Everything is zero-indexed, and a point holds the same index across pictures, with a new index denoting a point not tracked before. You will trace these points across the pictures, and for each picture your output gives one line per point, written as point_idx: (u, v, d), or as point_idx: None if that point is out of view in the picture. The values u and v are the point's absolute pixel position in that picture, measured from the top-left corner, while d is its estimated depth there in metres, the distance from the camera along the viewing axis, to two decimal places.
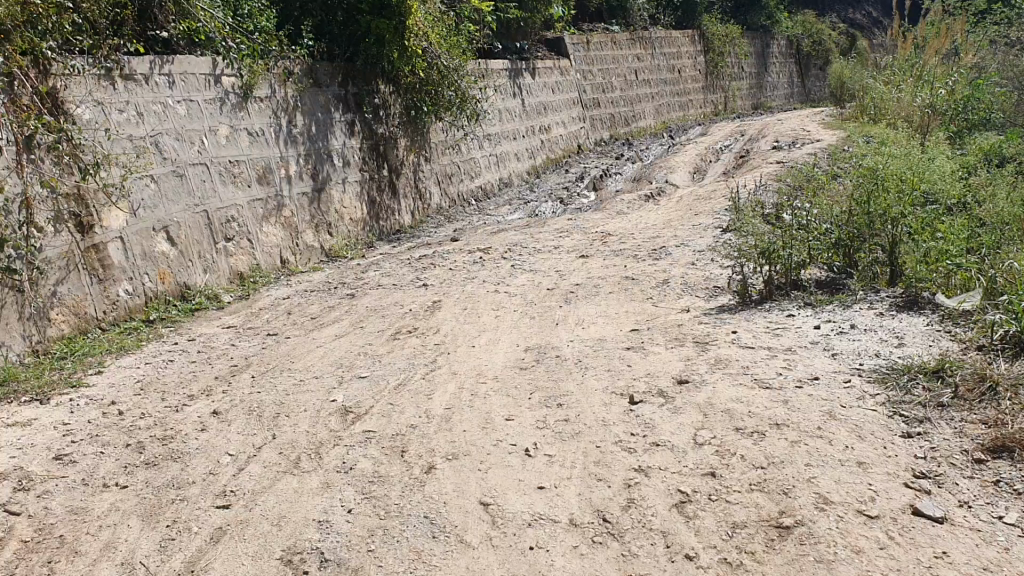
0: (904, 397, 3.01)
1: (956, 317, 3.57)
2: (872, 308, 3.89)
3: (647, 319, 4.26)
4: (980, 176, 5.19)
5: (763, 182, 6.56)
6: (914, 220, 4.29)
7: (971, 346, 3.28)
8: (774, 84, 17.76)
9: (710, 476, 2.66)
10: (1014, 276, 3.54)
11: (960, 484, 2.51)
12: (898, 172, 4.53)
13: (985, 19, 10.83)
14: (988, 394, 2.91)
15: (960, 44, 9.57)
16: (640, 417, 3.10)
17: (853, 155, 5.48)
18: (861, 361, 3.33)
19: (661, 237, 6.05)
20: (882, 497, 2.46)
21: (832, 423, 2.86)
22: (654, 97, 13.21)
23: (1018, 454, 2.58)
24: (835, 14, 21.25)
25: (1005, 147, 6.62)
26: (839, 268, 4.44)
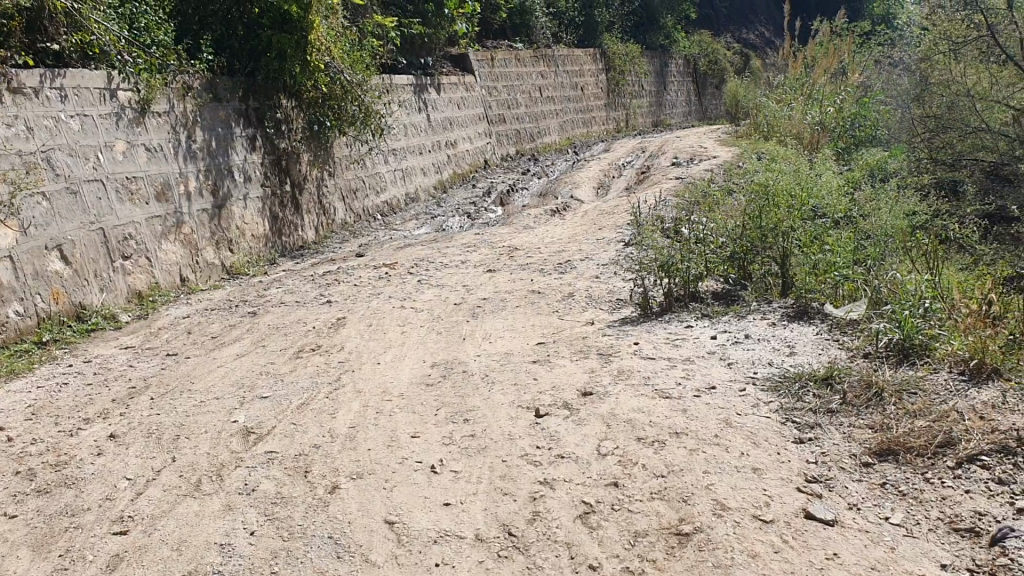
0: (795, 404, 3.12)
1: (843, 326, 3.72)
2: (766, 318, 4.02)
3: (553, 332, 4.30)
4: (865, 190, 5.43)
5: (662, 197, 6.72)
6: (804, 233, 4.46)
7: (857, 353, 3.43)
8: (673, 102, 18.19)
9: (613, 486, 2.70)
10: (896, 286, 3.72)
11: (849, 487, 2.62)
12: (788, 188, 4.71)
13: (869, 41, 11.34)
14: (874, 400, 3.04)
15: (847, 64, 9.99)
16: (544, 430, 3.13)
17: (747, 171, 5.66)
18: (755, 369, 3.44)
19: (565, 251, 6.12)
20: (777, 502, 2.54)
21: (729, 431, 2.94)
22: (558, 113, 13.38)
23: (902, 457, 2.71)
24: (730, 35, 21.90)
25: (889, 163, 6.93)
26: (734, 280, 4.54)
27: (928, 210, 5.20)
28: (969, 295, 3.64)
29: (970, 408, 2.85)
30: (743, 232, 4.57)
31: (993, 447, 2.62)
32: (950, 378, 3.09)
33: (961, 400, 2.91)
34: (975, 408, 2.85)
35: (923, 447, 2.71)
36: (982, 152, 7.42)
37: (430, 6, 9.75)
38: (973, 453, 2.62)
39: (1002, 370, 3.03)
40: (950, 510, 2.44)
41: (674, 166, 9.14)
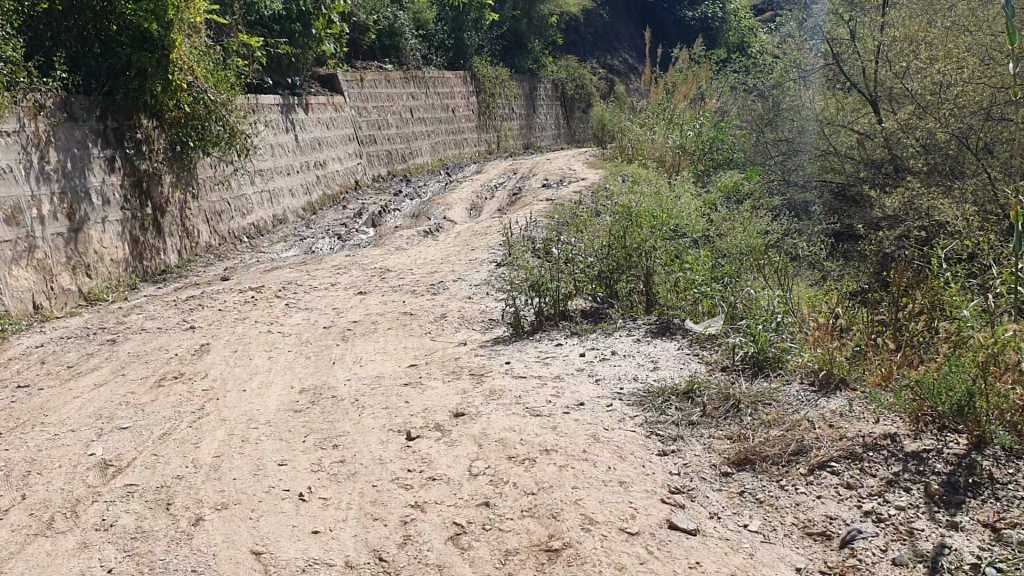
0: (659, 417, 3.21)
1: (703, 341, 3.86)
2: (631, 335, 4.12)
3: (424, 353, 4.29)
4: (722, 211, 5.66)
5: (531, 218, 6.81)
6: (665, 253, 4.62)
7: (716, 367, 3.56)
8: (543, 125, 18.49)
9: (483, 506, 2.71)
10: (751, 301, 3.89)
11: (711, 497, 2.71)
12: (650, 209, 4.87)
13: (726, 68, 11.84)
14: (731, 411, 3.17)
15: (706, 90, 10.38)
16: (415, 452, 3.12)
17: (612, 192, 5.81)
18: (621, 385, 3.52)
19: (436, 273, 6.13)
20: (642, 514, 2.60)
21: (596, 446, 3.00)
22: (430, 135, 13.41)
23: (758, 466, 2.83)
24: (597, 60, 22.46)
25: (746, 184, 7.24)
26: (602, 298, 4.64)
27: (781, 230, 5.45)
28: (818, 310, 3.83)
29: (819, 417, 3.00)
30: (609, 252, 4.68)
31: (841, 453, 2.78)
32: (802, 390, 3.25)
33: (812, 410, 3.07)
34: (825, 416, 3.01)
35: (778, 456, 2.84)
36: (831, 174, 7.84)
37: (297, 26, 9.64)
38: (823, 460, 2.76)
39: (848, 380, 3.22)
40: (803, 515, 2.56)
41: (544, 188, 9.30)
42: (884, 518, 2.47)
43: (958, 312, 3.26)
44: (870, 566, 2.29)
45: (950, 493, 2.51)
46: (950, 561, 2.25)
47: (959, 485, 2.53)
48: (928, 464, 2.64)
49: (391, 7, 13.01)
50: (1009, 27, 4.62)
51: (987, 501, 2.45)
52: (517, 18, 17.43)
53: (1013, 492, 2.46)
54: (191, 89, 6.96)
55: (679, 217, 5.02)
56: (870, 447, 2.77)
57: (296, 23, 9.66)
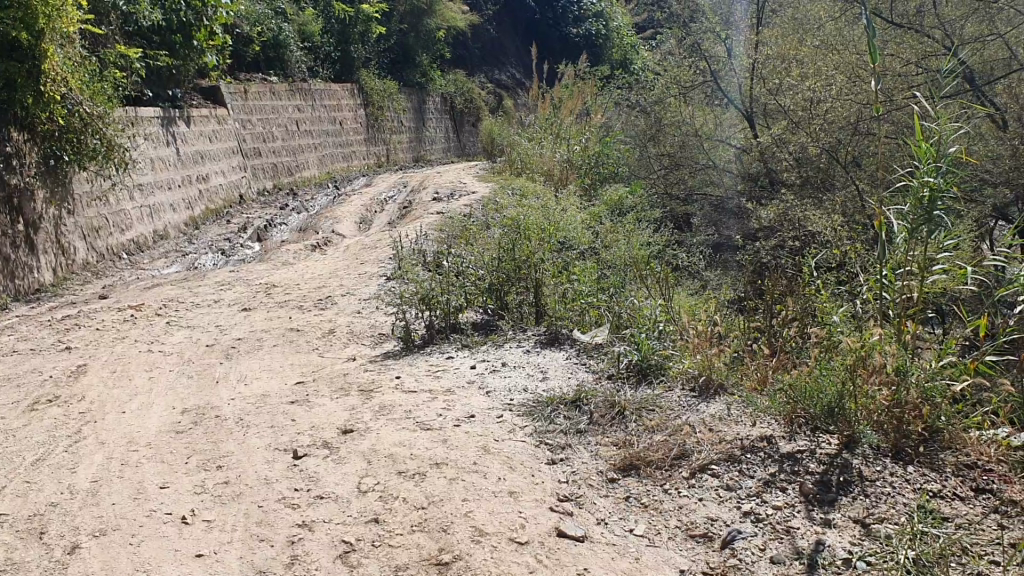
0: (547, 426, 3.25)
1: (590, 351, 3.93)
2: (520, 346, 4.16)
3: (312, 370, 4.23)
4: (606, 222, 5.78)
5: (420, 232, 6.82)
6: (553, 265, 4.70)
7: (603, 375, 3.63)
8: (432, 138, 18.50)
9: (372, 522, 2.68)
10: (636, 311, 3.99)
11: (597, 503, 2.76)
12: (538, 221, 4.93)
13: (610, 84, 12.10)
14: (618, 419, 3.24)
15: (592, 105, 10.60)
16: (302, 471, 3.07)
17: (500, 206, 5.87)
18: (511, 395, 3.55)
19: (325, 287, 6.06)
20: (531, 523, 2.63)
21: (486, 457, 3.01)
22: (317, 148, 13.23)
23: (643, 471, 2.90)
24: (485, 74, 22.63)
25: (631, 197, 7.41)
26: (492, 310, 4.65)
27: (663, 241, 5.61)
28: (700, 319, 3.96)
29: (701, 422, 3.10)
30: (498, 265, 4.72)
31: (721, 456, 2.87)
32: (684, 396, 3.35)
33: (693, 415, 3.17)
34: (705, 421, 3.11)
35: (661, 460, 2.92)
36: (711, 188, 8.11)
37: (178, 37, 9.40)
38: (704, 463, 2.85)
39: (727, 385, 3.34)
40: (686, 518, 2.63)
41: (433, 201, 9.31)
42: (761, 517, 2.56)
43: (828, 318, 3.42)
44: (750, 565, 2.37)
45: (822, 491, 2.62)
46: (824, 557, 2.34)
47: (831, 483, 2.65)
48: (802, 464, 2.75)
49: (275, 19, 12.82)
50: (871, 49, 4.90)
51: (857, 497, 2.57)
52: (404, 32, 17.42)
53: (880, 488, 2.60)
54: (65, 101, 6.70)
55: (566, 229, 5.11)
56: (748, 450, 2.88)
57: (176, 33, 9.42)
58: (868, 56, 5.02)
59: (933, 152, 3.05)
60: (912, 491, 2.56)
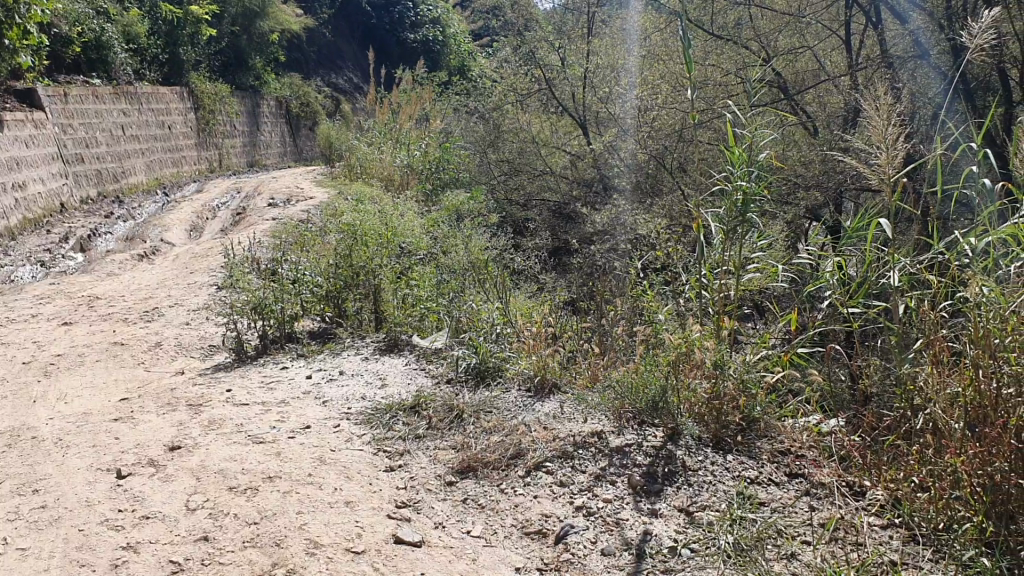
0: (386, 433, 3.24)
1: (429, 356, 3.95)
2: (358, 353, 4.13)
3: (138, 385, 4.06)
4: (442, 226, 5.81)
5: (253, 239, 6.63)
6: (391, 270, 4.68)
7: (441, 380, 3.66)
8: (267, 143, 18.04)
9: (202, 540, 2.59)
10: (474, 315, 4.03)
11: (435, 507, 2.77)
12: (375, 227, 4.90)
13: (449, 90, 12.16)
14: (456, 422, 3.26)
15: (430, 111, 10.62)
16: (127, 491, 2.93)
17: (335, 211, 5.79)
18: (349, 404, 3.51)
19: (152, 299, 5.80)
20: (368, 532, 2.60)
21: (322, 468, 2.97)
22: (144, 154, 12.65)
23: (480, 473, 2.93)
24: (321, 78, 22.26)
25: (470, 202, 7.46)
26: (330, 318, 4.66)
27: (500, 245, 5.67)
28: (536, 321, 4.04)
29: (535, 422, 3.17)
30: (335, 270, 4.68)
31: (555, 453, 2.94)
32: (520, 397, 3.41)
33: (529, 415, 3.24)
34: (540, 421, 3.18)
35: (498, 461, 2.96)
36: (549, 193, 8.27)
37: None
38: (539, 461, 2.91)
39: (560, 384, 3.46)
40: (521, 515, 2.67)
41: (269, 207, 9.09)
42: (592, 511, 2.63)
43: (655, 317, 3.57)
44: (582, 558, 2.43)
45: (649, 482, 2.73)
46: (651, 546, 2.43)
47: (657, 474, 2.76)
48: (631, 457, 2.86)
49: (96, 18, 12.19)
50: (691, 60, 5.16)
51: (681, 487, 2.69)
52: (237, 35, 16.94)
53: (702, 477, 2.73)
54: None
55: (403, 234, 5.10)
56: (579, 446, 2.96)
57: None
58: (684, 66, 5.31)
59: (745, 157, 3.24)
60: (732, 478, 2.71)
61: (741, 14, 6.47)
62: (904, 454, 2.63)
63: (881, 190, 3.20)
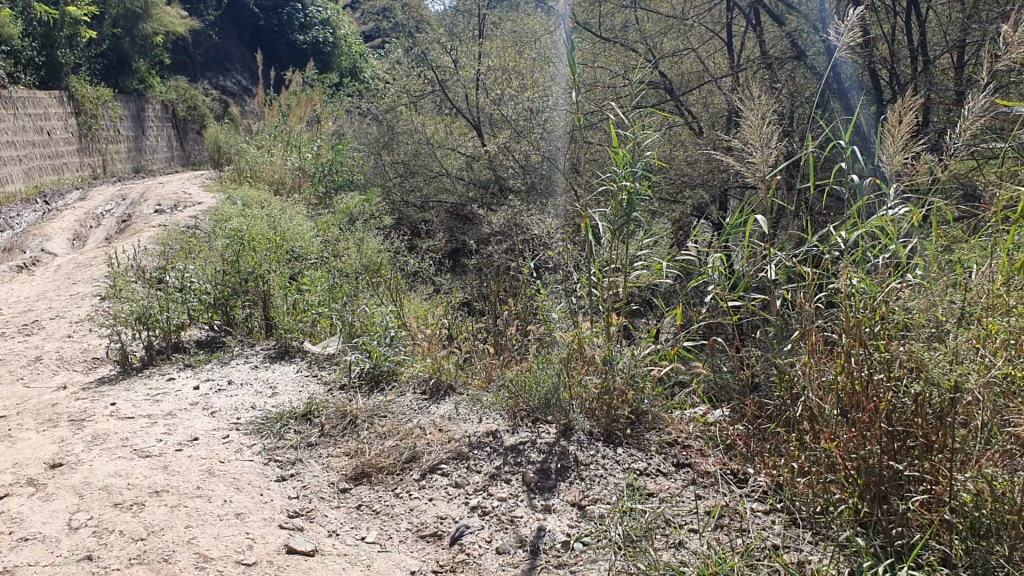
0: (277, 442, 3.19)
1: (321, 362, 3.92)
2: (248, 361, 4.06)
3: (16, 402, 3.89)
4: (333, 230, 5.75)
5: (136, 248, 6.44)
6: (280, 275, 4.61)
7: (334, 386, 3.62)
8: (153, 147, 17.53)
9: (86, 560, 2.49)
10: (368, 319, 4.02)
11: (328, 515, 2.74)
12: (262, 232, 4.82)
13: (339, 92, 12.05)
14: (349, 428, 3.24)
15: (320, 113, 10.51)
16: (4, 513, 2.81)
17: (221, 217, 5.67)
18: (238, 414, 3.45)
19: (30, 312, 5.58)
20: (260, 543, 2.55)
21: (211, 481, 2.90)
22: (21, 161, 12.12)
23: (374, 478, 2.91)
24: (209, 81, 21.74)
25: (364, 206, 7.40)
26: (219, 326, 4.56)
27: (393, 247, 5.66)
28: (429, 324, 4.04)
29: (430, 424, 3.18)
30: (222, 277, 4.57)
31: (449, 455, 2.95)
32: (415, 400, 3.41)
33: (423, 417, 3.24)
34: (435, 423, 3.19)
35: (392, 466, 2.95)
36: (445, 195, 8.31)
37: None
38: (433, 464, 2.91)
39: (455, 386, 3.47)
40: (416, 519, 2.67)
41: (156, 214, 8.82)
42: (487, 510, 2.65)
43: (548, 315, 3.62)
44: (477, 558, 2.44)
45: (543, 479, 2.76)
46: (545, 542, 2.46)
47: (551, 470, 2.80)
48: (525, 454, 2.89)
49: None
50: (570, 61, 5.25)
51: (574, 481, 2.73)
52: (119, 37, 16.39)
53: (594, 471, 2.78)
54: None
55: (293, 239, 5.04)
56: (474, 446, 2.98)
57: None
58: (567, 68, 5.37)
59: (629, 158, 3.31)
60: (622, 471, 2.78)
61: (627, 15, 6.63)
62: (784, 441, 2.74)
63: (757, 186, 3.31)
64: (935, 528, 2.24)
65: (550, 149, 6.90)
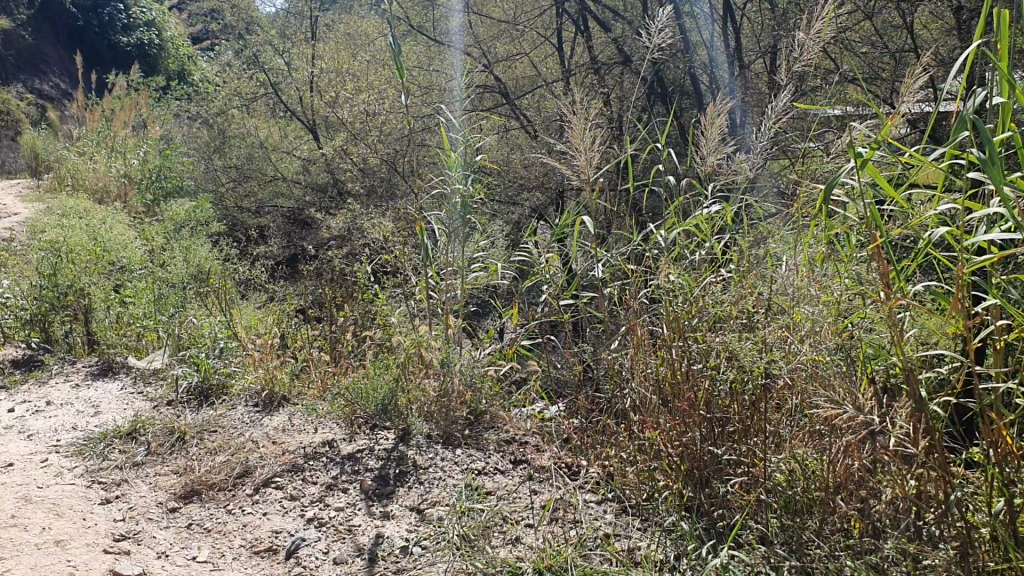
0: (100, 464, 3.05)
1: (148, 377, 3.78)
2: (68, 381, 3.86)
3: None
4: (158, 240, 5.53)
5: None
6: (101, 288, 4.40)
7: (161, 402, 3.50)
8: None
9: None
10: (197, 332, 3.91)
11: (157, 536, 2.63)
12: (81, 243, 4.59)
13: (166, 97, 11.60)
14: (177, 444, 3.15)
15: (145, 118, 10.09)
16: None
17: (33, 228, 5.39)
18: (57, 436, 3.27)
19: None
20: (82, 570, 2.39)
21: (27, 509, 2.72)
22: None
23: (205, 495, 2.83)
24: (23, 84, 20.43)
25: (193, 212, 7.20)
26: (35, 344, 4.31)
27: (223, 255, 5.54)
28: (261, 334, 3.97)
29: (263, 436, 3.12)
30: (37, 293, 4.32)
31: (284, 467, 2.89)
32: (247, 412, 3.35)
33: (257, 430, 3.18)
34: (268, 435, 3.13)
35: (224, 481, 2.87)
36: (280, 200, 8.85)
37: None
38: (267, 477, 2.85)
39: (289, 397, 3.43)
40: (250, 535, 2.60)
41: None
42: (324, 521, 2.60)
43: (386, 319, 3.61)
44: (314, 570, 2.38)
45: (381, 485, 2.74)
46: (383, 548, 2.42)
47: (389, 476, 2.78)
48: (362, 462, 2.87)
49: None
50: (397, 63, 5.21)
51: (412, 486, 2.73)
52: None
53: (432, 474, 2.79)
54: None
55: (115, 249, 4.84)
56: (310, 457, 2.93)
57: None
58: (398, 72, 5.35)
59: (462, 161, 3.33)
60: (460, 472, 2.80)
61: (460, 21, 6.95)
62: (613, 432, 2.84)
63: (585, 187, 3.42)
64: (752, 507, 2.37)
65: (387, 152, 6.94)
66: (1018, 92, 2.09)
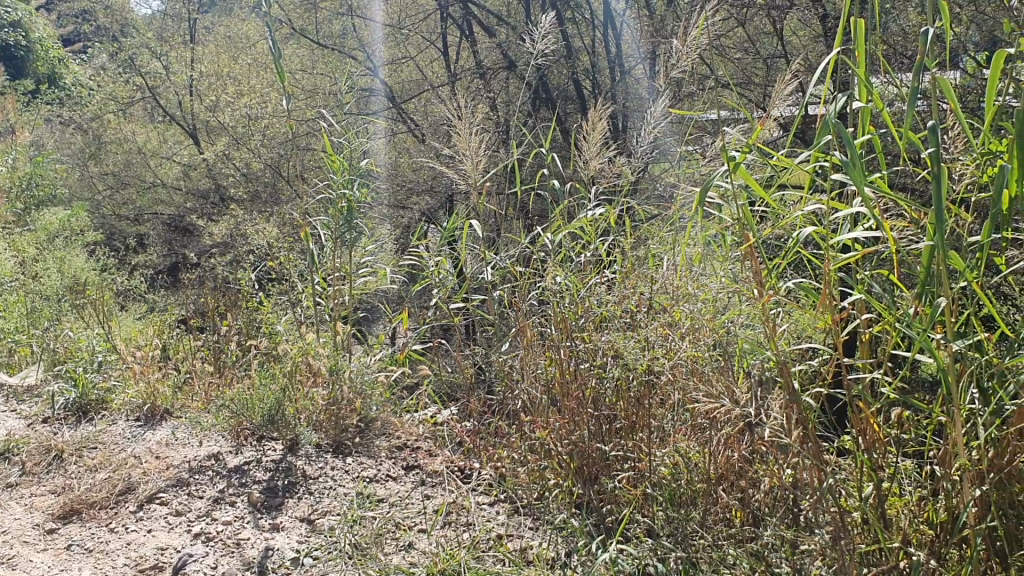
0: None
1: (21, 395, 3.63)
2: None
3: None
4: (29, 250, 5.33)
5: None
6: None
7: (35, 420, 3.37)
8: None
9: None
10: (73, 345, 3.79)
11: (33, 560, 2.50)
12: None
13: (33, 103, 11.18)
14: (54, 463, 3.04)
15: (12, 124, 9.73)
16: None
17: None
18: None
19: None
20: None
21: None
22: None
23: (85, 515, 2.71)
24: None
25: (67, 223, 6.97)
26: None
27: (100, 266, 5.40)
28: (141, 346, 3.87)
29: (146, 451, 3.03)
30: None
31: (168, 483, 2.81)
32: (128, 427, 3.25)
33: (138, 446, 3.09)
34: (151, 450, 3.04)
35: (106, 499, 2.77)
36: (160, 206, 9.13)
37: None
38: (151, 493, 2.76)
39: (172, 410, 3.36)
40: (133, 553, 2.47)
41: None
42: (211, 535, 2.52)
43: (272, 327, 3.56)
44: None
45: (270, 497, 2.69)
46: (273, 560, 2.36)
47: (278, 488, 2.74)
48: (249, 474, 2.82)
49: None
50: (278, 67, 5.13)
51: (302, 496, 2.70)
52: None
53: (323, 484, 2.77)
54: None
55: None
56: (195, 471, 2.86)
57: None
58: (279, 76, 5.26)
59: (346, 166, 3.31)
60: (351, 480, 2.79)
61: (344, 22, 7.38)
62: (504, 433, 2.88)
63: (471, 191, 3.45)
64: (639, 501, 2.44)
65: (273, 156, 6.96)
66: (874, 97, 2.21)
